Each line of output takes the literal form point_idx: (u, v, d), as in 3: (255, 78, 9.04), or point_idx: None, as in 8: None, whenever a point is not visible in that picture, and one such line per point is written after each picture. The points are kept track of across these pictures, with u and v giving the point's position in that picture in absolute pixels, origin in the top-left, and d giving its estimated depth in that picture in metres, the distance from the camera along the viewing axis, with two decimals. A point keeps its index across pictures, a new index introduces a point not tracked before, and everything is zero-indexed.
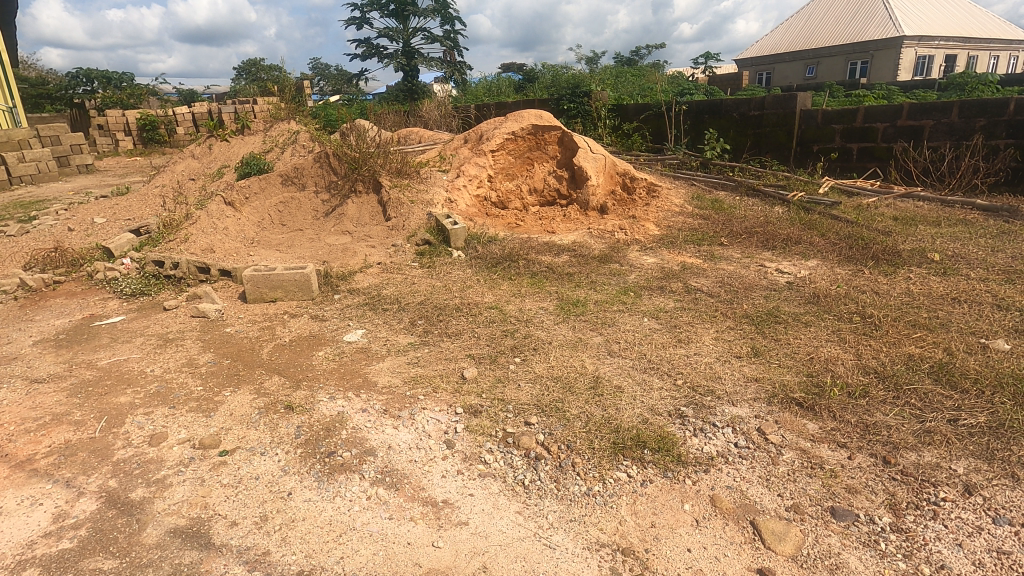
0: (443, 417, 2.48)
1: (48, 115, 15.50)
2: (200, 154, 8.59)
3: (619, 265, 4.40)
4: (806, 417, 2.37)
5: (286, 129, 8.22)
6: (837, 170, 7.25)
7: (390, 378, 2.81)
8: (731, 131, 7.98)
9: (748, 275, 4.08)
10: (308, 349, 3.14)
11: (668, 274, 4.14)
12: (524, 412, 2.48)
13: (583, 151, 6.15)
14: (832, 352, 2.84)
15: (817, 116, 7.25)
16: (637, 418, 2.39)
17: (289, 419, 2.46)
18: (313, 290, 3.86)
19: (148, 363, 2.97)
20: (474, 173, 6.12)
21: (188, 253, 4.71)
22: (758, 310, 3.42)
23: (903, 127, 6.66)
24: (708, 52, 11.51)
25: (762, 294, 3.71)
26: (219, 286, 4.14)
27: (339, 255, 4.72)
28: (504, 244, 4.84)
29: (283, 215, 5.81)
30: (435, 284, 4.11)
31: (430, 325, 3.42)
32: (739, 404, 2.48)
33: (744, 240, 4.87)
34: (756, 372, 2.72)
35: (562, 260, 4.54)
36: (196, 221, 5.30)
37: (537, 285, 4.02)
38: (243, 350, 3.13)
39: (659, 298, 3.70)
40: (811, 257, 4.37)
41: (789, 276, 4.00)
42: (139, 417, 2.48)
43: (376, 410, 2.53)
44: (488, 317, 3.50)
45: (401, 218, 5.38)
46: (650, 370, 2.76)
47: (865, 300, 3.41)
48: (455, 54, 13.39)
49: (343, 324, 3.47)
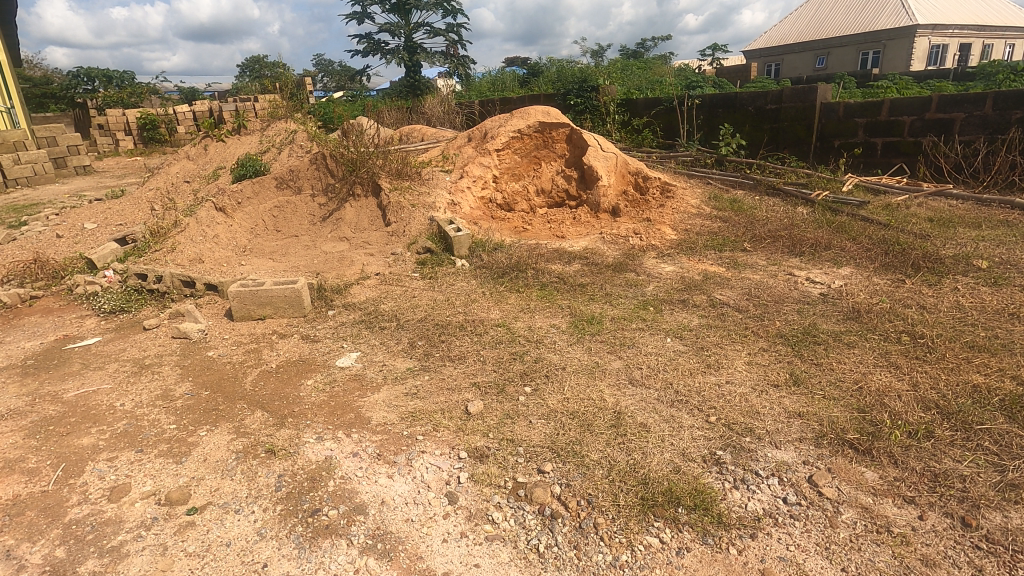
0: (444, 463, 2.17)
1: (51, 115, 15.38)
2: (196, 154, 8.32)
3: (636, 274, 4.08)
4: (863, 465, 2.05)
5: (284, 127, 7.92)
6: (860, 167, 6.88)
7: (385, 415, 2.50)
8: (746, 126, 7.62)
9: (777, 286, 3.76)
10: (296, 377, 2.84)
11: (689, 285, 3.82)
12: (537, 457, 2.17)
13: (593, 149, 5.81)
14: (883, 382, 2.51)
15: (838, 109, 6.87)
16: (667, 466, 2.07)
17: (269, 466, 2.16)
18: (304, 307, 3.56)
19: (119, 394, 2.69)
20: (478, 173, 5.82)
21: (175, 264, 4.40)
22: (793, 328, 3.10)
23: (931, 121, 6.32)
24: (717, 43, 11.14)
25: (795, 308, 3.38)
26: (204, 301, 3.84)
27: (335, 265, 4.43)
28: (511, 252, 4.52)
29: (278, 220, 5.51)
30: (436, 297, 3.81)
31: (431, 347, 3.12)
32: (784, 447, 2.17)
33: (768, 245, 4.54)
34: (799, 407, 2.40)
35: (573, 268, 4.22)
36: (185, 228, 4.99)
37: (547, 298, 3.71)
38: (224, 378, 2.84)
39: (681, 314, 3.37)
40: (843, 265, 4.03)
41: (822, 288, 3.67)
42: (101, 464, 2.20)
43: (369, 454, 2.23)
44: (494, 337, 3.19)
45: (401, 223, 5.07)
46: (678, 403, 2.44)
47: (912, 317, 3.07)
48: (458, 48, 13.11)
49: (335, 346, 3.17)
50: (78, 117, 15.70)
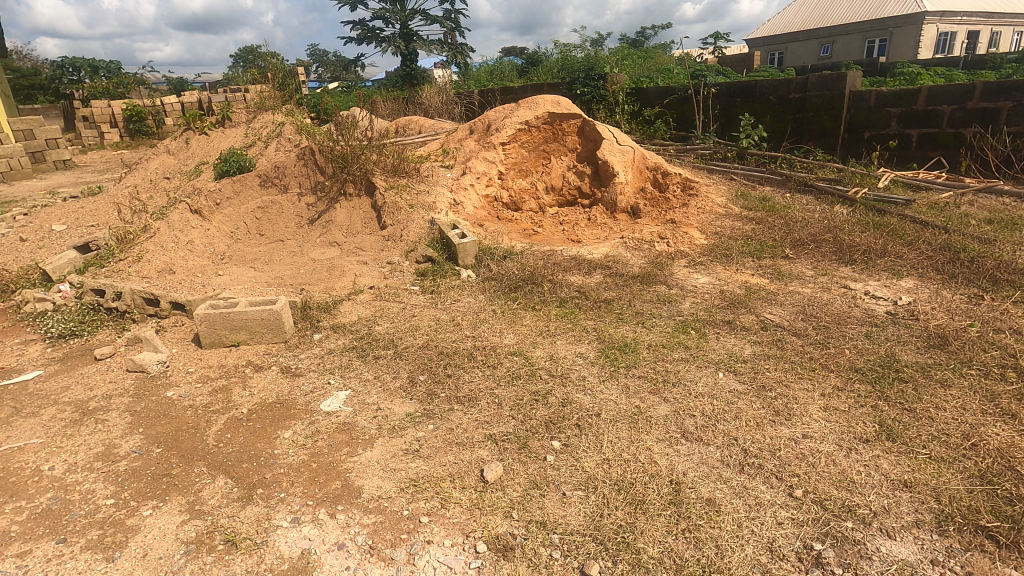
0: (456, 560, 1.66)
1: (39, 106, 14.75)
2: (177, 149, 7.73)
3: (668, 287, 3.57)
4: (1012, 568, 1.56)
5: (270, 119, 7.34)
6: (894, 161, 6.37)
7: (380, 483, 1.98)
8: (767, 116, 7.08)
9: (833, 302, 3.26)
10: (271, 427, 2.32)
11: (732, 301, 3.30)
12: (577, 552, 1.67)
13: (608, 142, 5.29)
14: (1004, 440, 2.02)
15: (869, 98, 6.35)
16: (754, 569, 1.57)
17: (229, 566, 1.65)
18: (285, 331, 3.03)
19: (48, 455, 2.16)
20: (482, 169, 5.29)
21: (140, 276, 3.86)
22: (868, 360, 2.59)
23: (974, 110, 5.82)
24: (721, 32, 10.50)
25: (861, 331, 2.89)
26: (169, 321, 3.30)
27: (323, 277, 3.91)
28: (523, 260, 3.99)
29: (261, 223, 4.97)
30: (440, 317, 3.29)
31: (435, 384, 2.61)
32: (899, 538, 1.67)
33: (812, 251, 4.03)
34: (905, 473, 1.91)
35: (594, 280, 3.70)
36: (155, 233, 4.45)
37: (568, 317, 3.19)
38: (182, 429, 2.31)
39: (729, 339, 2.86)
40: (904, 276, 3.54)
41: (887, 305, 3.18)
42: (8, 564, 1.68)
43: (359, 547, 1.71)
44: (511, 370, 2.68)
45: (398, 226, 4.54)
46: (750, 469, 1.94)
47: (1013, 347, 2.58)
48: (456, 36, 12.50)
49: (321, 383, 2.66)
50: (65, 110, 15.05)
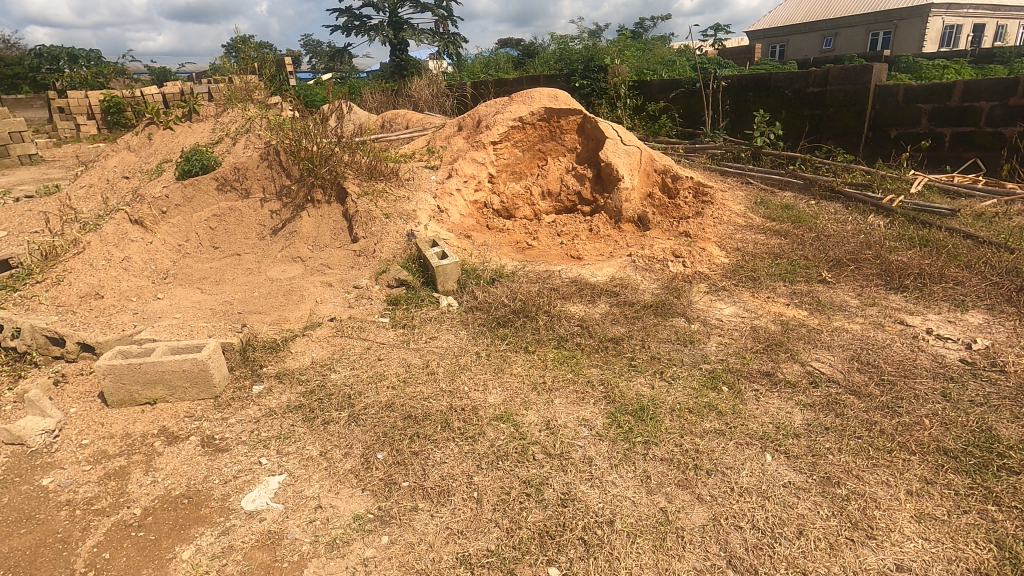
0: None
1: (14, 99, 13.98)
2: (139, 145, 7.04)
3: (688, 321, 2.97)
4: None
5: (240, 113, 6.67)
6: (924, 163, 5.78)
7: None
8: (783, 112, 6.48)
9: (892, 344, 2.67)
10: (167, 540, 1.71)
11: (768, 341, 2.71)
12: None
13: (611, 141, 4.66)
14: None
15: (897, 93, 5.74)
16: None
17: None
18: (213, 384, 2.41)
19: None
20: (469, 172, 4.67)
21: (57, 302, 3.23)
22: (958, 436, 2.00)
23: (1016, 108, 5.22)
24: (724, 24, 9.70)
25: (936, 388, 2.31)
26: (76, 367, 2.67)
27: (278, 305, 3.29)
28: (515, 284, 3.38)
29: (216, 234, 4.34)
30: (411, 360, 2.69)
31: (396, 465, 2.00)
32: None
33: (853, 274, 3.44)
34: None
35: (599, 311, 3.10)
36: (87, 248, 3.82)
37: (568, 364, 2.59)
38: (45, 545, 1.70)
39: (772, 400, 2.26)
40: (971, 311, 2.96)
41: (959, 351, 2.59)
42: None
43: None
44: (496, 444, 2.08)
45: (371, 239, 3.93)
46: None
47: None
48: (448, 25, 11.79)
49: (249, 462, 2.05)
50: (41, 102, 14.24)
